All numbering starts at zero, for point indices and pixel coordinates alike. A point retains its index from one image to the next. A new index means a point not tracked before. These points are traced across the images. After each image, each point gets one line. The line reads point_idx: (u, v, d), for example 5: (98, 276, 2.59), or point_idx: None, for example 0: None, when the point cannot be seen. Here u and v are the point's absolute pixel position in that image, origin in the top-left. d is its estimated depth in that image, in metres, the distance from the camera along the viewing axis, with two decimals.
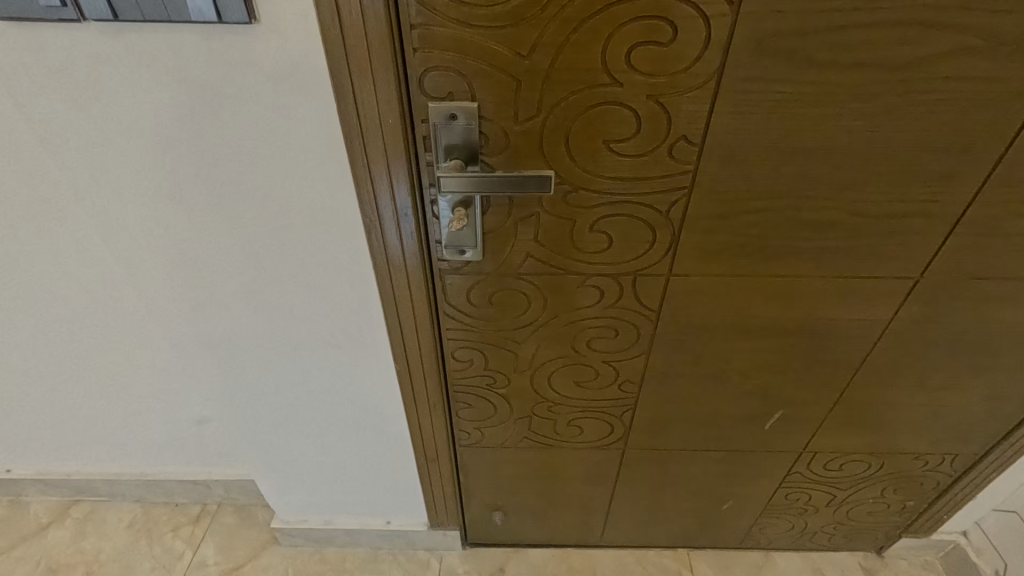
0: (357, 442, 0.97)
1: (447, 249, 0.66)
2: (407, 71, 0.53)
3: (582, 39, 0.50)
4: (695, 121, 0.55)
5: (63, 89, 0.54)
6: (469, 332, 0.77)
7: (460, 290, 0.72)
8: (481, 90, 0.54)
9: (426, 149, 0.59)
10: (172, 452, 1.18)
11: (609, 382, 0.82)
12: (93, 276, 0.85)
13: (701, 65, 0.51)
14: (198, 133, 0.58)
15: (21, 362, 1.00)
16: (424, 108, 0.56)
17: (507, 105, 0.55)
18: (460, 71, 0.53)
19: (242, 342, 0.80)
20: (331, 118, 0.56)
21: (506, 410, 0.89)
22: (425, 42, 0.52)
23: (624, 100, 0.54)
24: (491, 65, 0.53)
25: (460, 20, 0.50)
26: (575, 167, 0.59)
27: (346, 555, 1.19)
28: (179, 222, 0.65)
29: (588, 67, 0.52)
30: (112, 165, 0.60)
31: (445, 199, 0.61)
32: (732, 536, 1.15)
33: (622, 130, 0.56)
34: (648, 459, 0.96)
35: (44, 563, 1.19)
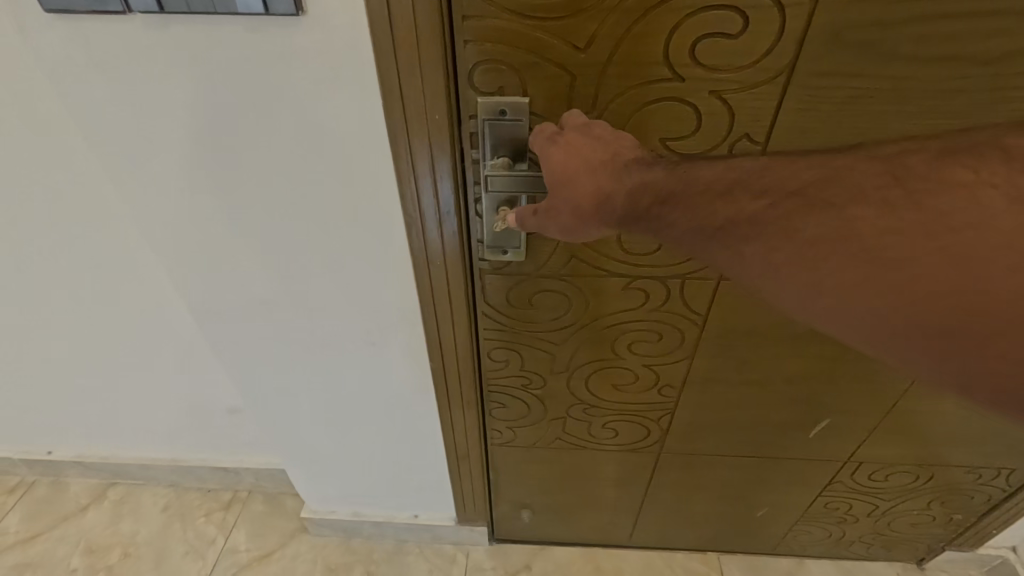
0: (388, 437, 0.97)
1: (489, 248, 0.65)
2: (458, 65, 0.52)
3: (643, 31, 0.49)
4: (759, 118, 0.53)
5: (106, 82, 0.54)
6: (507, 333, 0.76)
7: (500, 290, 0.71)
8: (534, 84, 0.53)
9: (473, 145, 0.57)
10: (204, 440, 1.20)
11: (648, 386, 0.81)
12: (133, 266, 0.86)
13: (770, 59, 0.49)
14: (242, 128, 0.57)
15: (62, 349, 1.02)
16: (473, 104, 0.55)
17: (560, 101, 0.54)
18: (513, 66, 0.52)
19: (278, 336, 0.80)
20: (375, 113, 0.54)
21: (540, 412, 0.87)
22: (477, 34, 0.50)
23: (685, 95, 0.52)
24: (545, 59, 0.51)
25: (515, 12, 0.49)
26: None
27: (373, 547, 1.19)
28: (219, 216, 0.65)
29: (648, 61, 0.50)
30: (154, 159, 0.60)
31: (490, 198, 0.60)
32: (766, 542, 1.13)
33: (680, 127, 0.54)
34: (682, 463, 0.94)
35: (82, 543, 1.22)
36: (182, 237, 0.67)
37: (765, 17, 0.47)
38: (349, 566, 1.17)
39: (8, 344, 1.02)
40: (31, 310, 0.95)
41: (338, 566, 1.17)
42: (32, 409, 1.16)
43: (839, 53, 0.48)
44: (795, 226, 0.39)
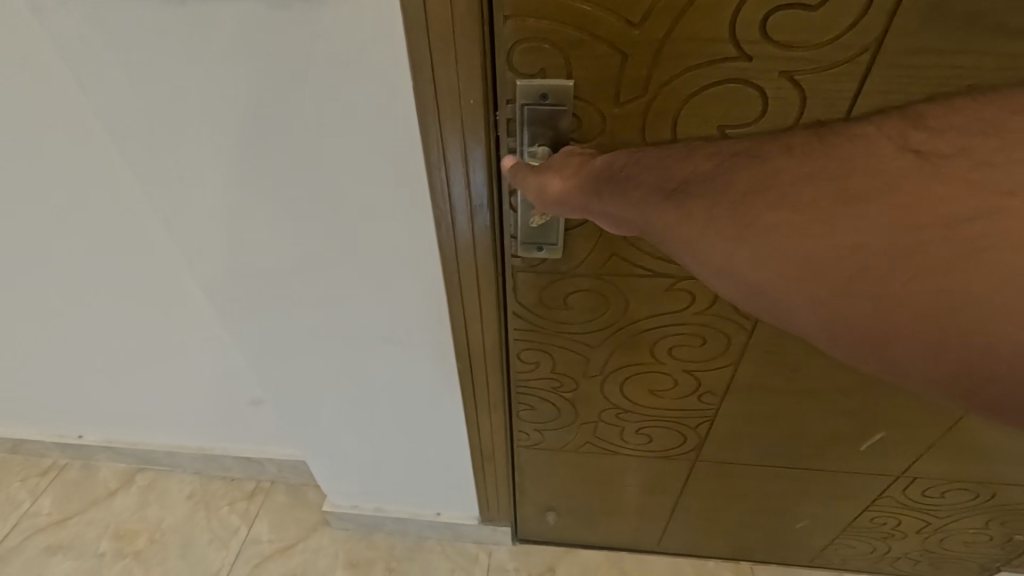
0: (411, 434, 0.95)
1: (522, 244, 0.61)
2: (495, 44, 0.48)
3: (709, 4, 0.44)
4: (833, 103, 0.48)
5: (123, 63, 0.51)
6: (538, 334, 0.72)
7: (532, 289, 0.67)
8: (579, 66, 0.49)
9: (509, 133, 0.53)
10: (228, 430, 1.19)
11: (687, 392, 0.76)
12: (157, 254, 0.85)
13: (855, 35, 0.44)
14: (263, 113, 0.53)
15: (91, 335, 1.02)
16: (511, 87, 0.50)
17: (607, 85, 0.49)
18: (556, 45, 0.47)
19: (301, 329, 0.78)
20: (405, 97, 0.51)
21: (570, 416, 0.83)
22: (520, 9, 0.46)
23: (752, 78, 0.47)
24: (594, 36, 0.47)
25: None
26: None
27: (394, 542, 1.18)
28: (240, 206, 0.62)
29: (712, 38, 0.46)
30: (174, 146, 0.57)
31: (526, 191, 0.56)
32: (803, 554, 1.07)
33: (743, 114, 0.49)
34: (719, 472, 0.89)
35: (111, 527, 1.23)
36: (204, 227, 0.65)
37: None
38: (370, 562, 1.15)
39: (40, 329, 1.03)
40: (61, 297, 0.95)
41: (359, 561, 1.16)
42: (63, 394, 1.17)
43: (930, 24, 0.43)
44: (736, 182, 0.36)
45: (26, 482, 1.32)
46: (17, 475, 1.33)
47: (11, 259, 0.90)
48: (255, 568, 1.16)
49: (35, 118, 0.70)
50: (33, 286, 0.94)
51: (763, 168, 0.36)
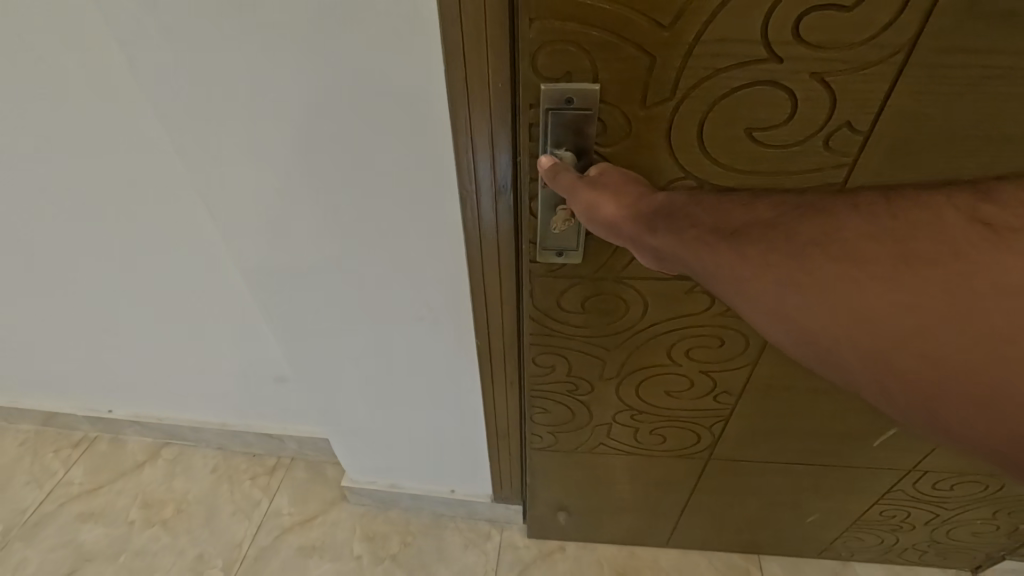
0: (429, 411, 0.98)
1: (543, 250, 0.63)
2: (523, 45, 0.49)
3: (741, 6, 0.44)
4: (865, 103, 0.49)
5: (172, 48, 0.54)
6: (555, 338, 0.74)
7: (550, 293, 0.68)
8: (605, 69, 0.50)
9: (531, 137, 0.54)
10: (251, 407, 1.24)
11: (704, 392, 0.78)
12: (192, 235, 0.89)
13: (889, 36, 0.45)
14: (300, 93, 0.56)
15: (126, 311, 1.07)
16: (534, 91, 0.51)
17: (634, 87, 0.50)
18: (584, 48, 0.48)
19: (326, 306, 0.81)
20: (436, 82, 0.53)
21: (585, 418, 0.86)
22: (549, 10, 0.46)
23: (782, 79, 0.48)
24: (622, 36, 0.47)
25: None
26: (703, 160, 0.55)
27: (410, 518, 1.22)
28: (276, 187, 0.65)
29: (743, 38, 0.46)
30: (214, 128, 0.60)
31: (548, 195, 0.57)
32: (812, 545, 1.09)
33: (772, 115, 0.51)
34: (730, 469, 0.91)
35: (139, 497, 1.29)
36: (239, 207, 0.68)
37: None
38: (386, 536, 1.19)
39: (79, 305, 1.08)
40: (99, 274, 1.00)
41: (376, 535, 1.20)
42: (97, 369, 1.23)
43: (965, 21, 0.44)
44: (801, 235, 0.39)
45: (59, 453, 1.38)
46: (51, 446, 1.39)
47: (54, 236, 0.95)
48: (276, 539, 1.20)
49: (85, 101, 0.74)
50: (74, 263, 0.99)
51: (829, 224, 0.38)
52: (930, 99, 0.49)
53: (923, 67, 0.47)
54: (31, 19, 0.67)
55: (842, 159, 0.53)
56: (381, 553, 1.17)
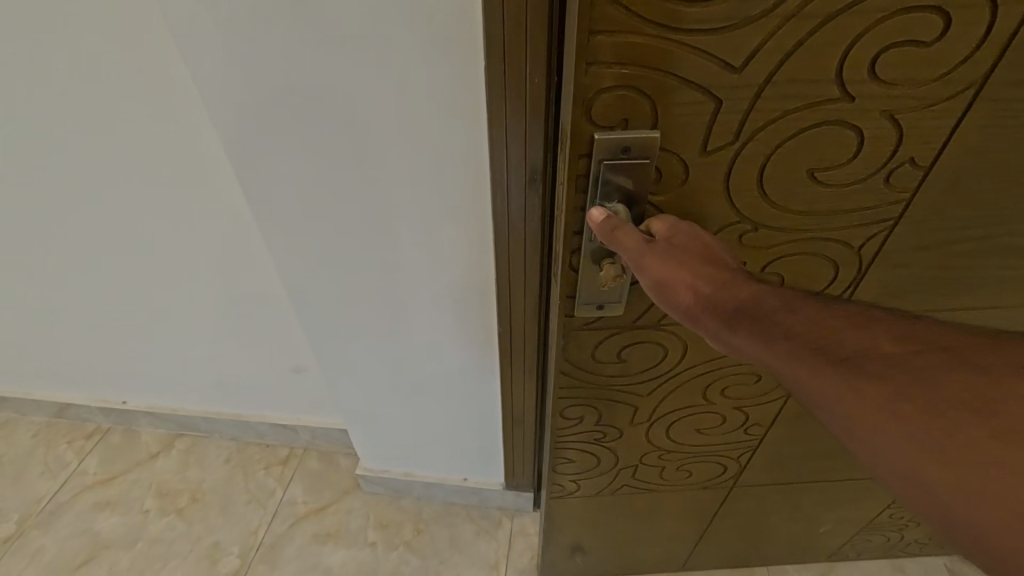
0: (449, 399, 1.01)
1: (586, 302, 0.65)
2: (582, 94, 0.49)
3: (818, 48, 0.46)
4: (927, 139, 0.52)
5: (226, 42, 0.57)
6: (585, 389, 0.77)
7: (586, 347, 0.71)
8: (666, 116, 0.51)
9: (582, 188, 0.56)
10: (267, 397, 1.26)
11: (733, 427, 0.84)
12: (220, 226, 0.92)
13: (957, 74, 0.48)
14: (349, 89, 0.60)
15: (152, 302, 1.09)
16: (588, 142, 0.53)
17: (695, 132, 0.52)
18: (646, 96, 0.50)
19: (354, 296, 0.84)
20: (476, 72, 0.57)
21: (611, 461, 0.89)
22: (619, 58, 0.47)
23: (851, 118, 0.51)
24: (690, 84, 0.49)
25: (665, 31, 0.46)
26: (766, 198, 0.57)
27: (422, 507, 1.24)
28: (314, 174, 0.68)
29: (817, 79, 0.48)
30: (260, 118, 0.63)
31: (595, 247, 0.59)
32: (822, 553, 1.14)
33: (838, 153, 0.53)
34: (749, 494, 0.97)
35: (153, 487, 1.30)
36: (276, 194, 0.71)
37: (960, 21, 0.45)
38: (400, 524, 1.22)
39: (105, 297, 1.10)
40: (129, 266, 1.03)
41: (389, 522, 1.22)
42: (118, 360, 1.25)
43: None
44: (937, 382, 0.35)
45: (73, 444, 1.39)
46: (64, 438, 1.40)
47: (82, 226, 0.97)
48: (291, 527, 1.22)
49: (131, 96, 0.77)
50: (104, 255, 1.02)
51: (985, 384, 0.34)
52: (986, 127, 0.52)
53: (981, 97, 0.49)
54: (86, 17, 0.70)
55: (899, 192, 0.57)
56: (395, 540, 1.20)
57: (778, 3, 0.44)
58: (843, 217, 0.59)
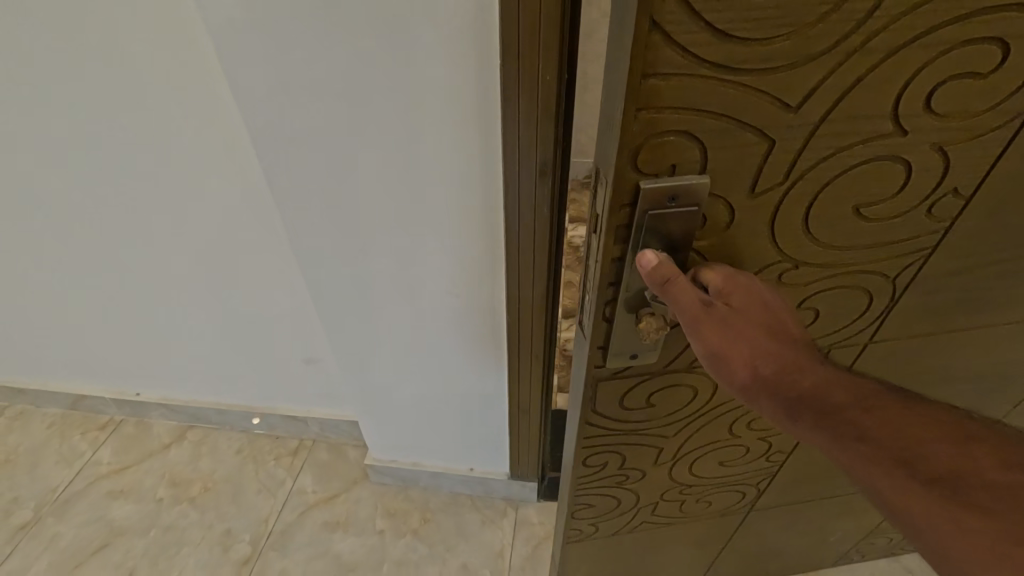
0: (458, 387, 1.05)
1: (622, 352, 0.61)
2: (629, 140, 0.44)
3: (876, 84, 0.43)
4: (970, 170, 0.51)
5: (260, 43, 0.61)
6: (611, 437, 0.75)
7: (614, 396, 0.68)
8: (717, 159, 0.46)
9: (623, 239, 0.51)
10: (278, 389, 1.30)
11: (753, 456, 0.87)
12: (240, 219, 0.96)
13: (1007, 105, 0.46)
14: (373, 86, 0.64)
15: (172, 294, 1.13)
16: (632, 190, 0.47)
17: (746, 174, 0.48)
18: (696, 139, 0.45)
19: (370, 284, 0.88)
20: (493, 70, 0.62)
21: (632, 500, 0.89)
22: (672, 99, 0.42)
23: (901, 153, 0.48)
24: (745, 125, 0.44)
25: (722, 72, 0.41)
26: (807, 235, 0.54)
27: (430, 497, 1.28)
28: (338, 167, 0.73)
29: (872, 116, 0.45)
30: (288, 114, 0.67)
31: (634, 298, 0.55)
32: (829, 558, 1.21)
33: (883, 189, 0.51)
34: (765, 516, 1.02)
35: (166, 476, 1.33)
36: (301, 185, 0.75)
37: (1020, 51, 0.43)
38: (407, 513, 1.25)
39: (127, 289, 1.14)
40: (152, 258, 1.07)
41: (397, 511, 1.26)
42: (135, 352, 1.29)
43: None
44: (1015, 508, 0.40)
45: (87, 434, 1.42)
46: (79, 428, 1.44)
47: (107, 220, 1.02)
48: (301, 515, 1.25)
49: (163, 95, 0.81)
50: (128, 248, 1.06)
51: None
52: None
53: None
54: (124, 20, 0.74)
55: (937, 222, 0.55)
56: (403, 528, 1.23)
57: (845, 38, 0.40)
58: (880, 249, 0.57)
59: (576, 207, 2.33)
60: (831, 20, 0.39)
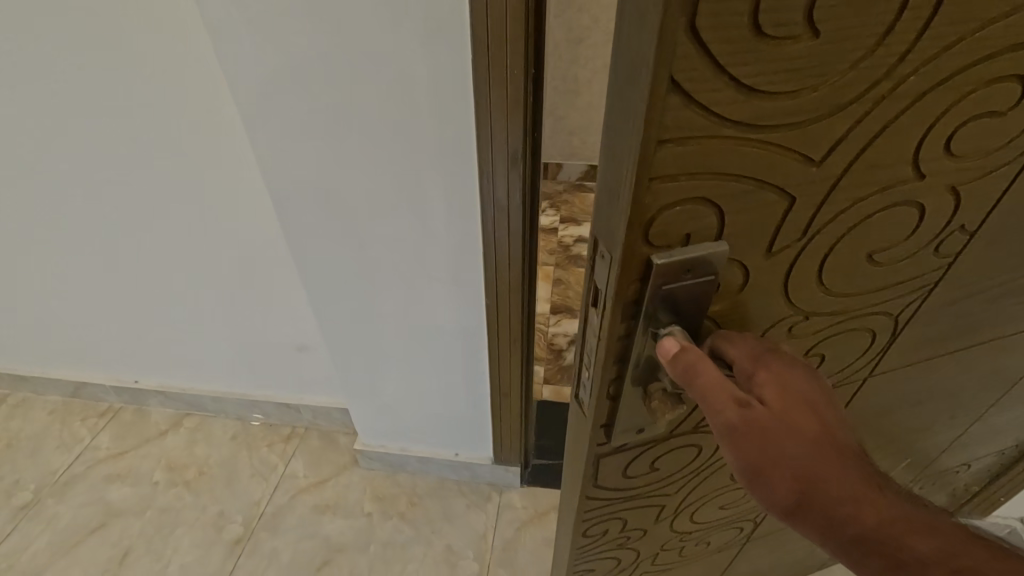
0: (443, 372, 1.09)
1: (625, 427, 0.55)
2: (635, 214, 0.37)
3: (898, 128, 0.38)
4: (981, 206, 0.47)
5: (253, 38, 0.66)
6: (613, 507, 0.69)
7: (617, 468, 0.62)
8: (733, 223, 0.40)
9: (630, 316, 0.43)
10: (272, 377, 1.35)
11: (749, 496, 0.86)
12: (235, 209, 1.01)
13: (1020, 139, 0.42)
14: (356, 75, 0.68)
15: (170, 282, 1.18)
16: (642, 263, 0.40)
17: (763, 233, 0.42)
18: (714, 205, 0.38)
19: (356, 268, 0.92)
20: (465, 68, 0.66)
21: (632, 554, 0.86)
22: (684, 164, 0.35)
23: (917, 196, 0.44)
24: (761, 182, 0.38)
25: (742, 127, 0.35)
26: (817, 286, 0.50)
27: (417, 481, 1.32)
28: (324, 157, 0.77)
29: (892, 164, 0.41)
30: (279, 106, 0.72)
31: (638, 376, 0.48)
32: (814, 564, 1.26)
33: (896, 232, 0.47)
34: (759, 541, 1.05)
35: (162, 461, 1.38)
36: (291, 174, 0.80)
37: None
38: (395, 496, 1.29)
39: (127, 277, 1.19)
40: (151, 247, 1.11)
41: (385, 495, 1.30)
42: (134, 339, 1.34)
43: None
44: None
45: (87, 421, 1.47)
46: (79, 415, 1.48)
47: (109, 209, 1.06)
48: (292, 499, 1.30)
49: (164, 89, 0.87)
50: (128, 237, 1.11)
51: None
52: None
53: None
54: (130, 19, 0.80)
55: (946, 260, 0.51)
56: (390, 511, 1.27)
57: (872, 86, 0.35)
58: (887, 291, 0.53)
59: (568, 208, 2.39)
60: (866, 64, 0.34)
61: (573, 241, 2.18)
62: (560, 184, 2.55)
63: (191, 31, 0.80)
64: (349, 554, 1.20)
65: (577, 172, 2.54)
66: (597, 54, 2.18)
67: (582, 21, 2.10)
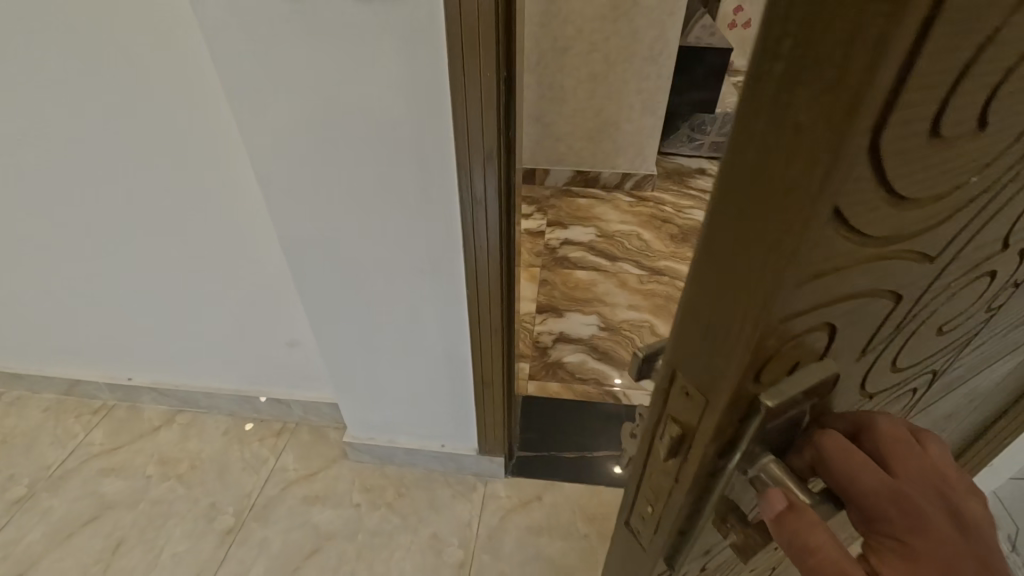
0: (427, 364, 1.13)
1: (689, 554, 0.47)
2: (755, 356, 0.30)
3: (1001, 214, 0.37)
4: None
5: (247, 43, 0.71)
6: None
7: None
8: (844, 334, 0.35)
9: (721, 454, 0.36)
10: (264, 373, 1.39)
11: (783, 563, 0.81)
12: (228, 208, 1.06)
13: None
14: (341, 76, 0.73)
15: (164, 279, 1.22)
16: (743, 399, 0.32)
17: (865, 334, 0.38)
18: (830, 324, 0.33)
19: (343, 261, 0.96)
20: (441, 72, 0.71)
21: None
22: (818, 293, 0.29)
23: (990, 268, 0.44)
24: (881, 286, 0.33)
25: (883, 243, 0.30)
26: (891, 364, 0.48)
27: (404, 473, 1.36)
28: (313, 156, 0.82)
29: (986, 246, 0.40)
30: (271, 107, 0.77)
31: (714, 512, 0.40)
32: None
33: (963, 301, 0.47)
34: None
35: (155, 455, 1.41)
36: (282, 173, 0.85)
37: None
38: (383, 487, 1.33)
39: (122, 275, 1.23)
40: (145, 244, 1.16)
41: (373, 486, 1.34)
42: (128, 337, 1.37)
43: None
44: None
45: (81, 418, 1.50)
46: (72, 413, 1.51)
47: (106, 208, 1.11)
48: (282, 491, 1.33)
49: (161, 91, 0.92)
50: (124, 235, 1.15)
51: None
52: None
53: None
54: (131, 27, 0.85)
55: (985, 314, 0.53)
56: (378, 502, 1.31)
57: (997, 178, 0.33)
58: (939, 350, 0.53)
59: (555, 212, 2.45)
60: (1001, 156, 0.31)
61: (559, 243, 2.25)
62: (547, 189, 2.64)
63: (188, 38, 0.85)
64: (337, 543, 1.24)
65: (564, 177, 2.61)
66: (581, 63, 2.25)
67: (567, 31, 2.18)
